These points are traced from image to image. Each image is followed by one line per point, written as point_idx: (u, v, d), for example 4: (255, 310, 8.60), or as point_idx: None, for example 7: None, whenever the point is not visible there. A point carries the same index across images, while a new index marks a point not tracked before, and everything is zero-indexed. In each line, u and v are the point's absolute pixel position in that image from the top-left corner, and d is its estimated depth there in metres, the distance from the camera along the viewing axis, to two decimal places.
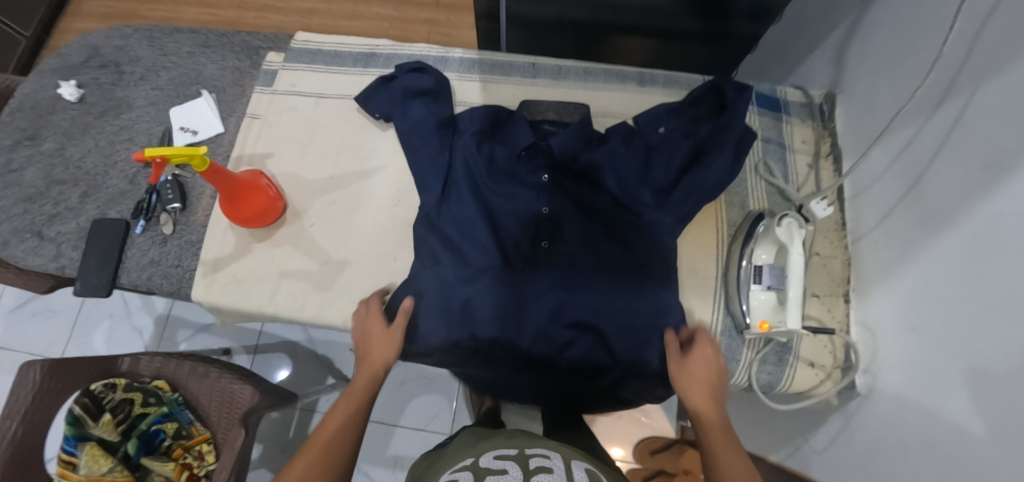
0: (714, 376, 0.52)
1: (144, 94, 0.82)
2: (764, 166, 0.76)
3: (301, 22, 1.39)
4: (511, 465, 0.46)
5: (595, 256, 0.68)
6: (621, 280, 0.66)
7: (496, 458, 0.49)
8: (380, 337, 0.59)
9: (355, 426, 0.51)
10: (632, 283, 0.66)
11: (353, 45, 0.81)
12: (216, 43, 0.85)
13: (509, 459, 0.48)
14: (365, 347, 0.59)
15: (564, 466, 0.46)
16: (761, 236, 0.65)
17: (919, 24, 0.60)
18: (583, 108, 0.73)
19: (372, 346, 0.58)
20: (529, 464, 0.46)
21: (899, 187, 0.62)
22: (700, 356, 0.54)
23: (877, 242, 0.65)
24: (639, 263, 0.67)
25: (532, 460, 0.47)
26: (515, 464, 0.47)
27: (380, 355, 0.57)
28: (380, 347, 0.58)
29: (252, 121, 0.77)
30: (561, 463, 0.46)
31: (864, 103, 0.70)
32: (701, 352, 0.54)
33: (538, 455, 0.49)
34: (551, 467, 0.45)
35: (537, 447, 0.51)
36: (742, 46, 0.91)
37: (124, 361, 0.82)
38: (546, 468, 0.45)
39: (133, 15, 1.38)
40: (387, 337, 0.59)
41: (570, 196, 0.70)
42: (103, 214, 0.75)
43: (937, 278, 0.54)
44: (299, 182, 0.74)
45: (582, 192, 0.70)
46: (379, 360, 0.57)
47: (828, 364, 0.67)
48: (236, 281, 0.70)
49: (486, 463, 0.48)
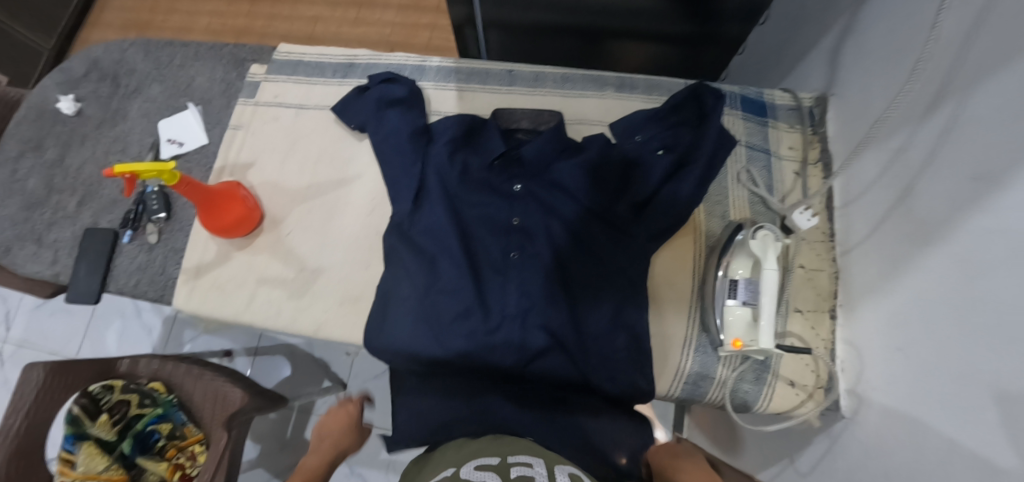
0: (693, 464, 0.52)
1: (138, 106, 0.85)
2: (747, 174, 0.72)
3: (307, 29, 1.42)
4: (489, 476, 0.38)
5: (564, 266, 0.65)
6: (588, 293, 0.64)
7: (477, 469, 0.41)
8: (341, 428, 0.69)
9: None
10: (605, 295, 0.64)
11: (334, 56, 0.82)
12: (205, 55, 0.87)
13: (487, 469, 0.39)
14: (325, 434, 0.67)
15: (549, 474, 0.38)
16: (738, 248, 0.62)
17: (913, 22, 0.56)
18: (558, 115, 0.72)
19: (334, 432, 0.68)
20: (510, 473, 0.38)
21: (889, 197, 0.59)
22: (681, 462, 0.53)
23: (868, 255, 0.61)
24: (609, 276, 0.65)
25: (514, 468, 0.39)
26: (493, 474, 0.38)
27: (340, 441, 0.67)
28: (343, 437, 0.68)
29: (235, 132, 0.79)
30: (545, 471, 0.38)
31: (856, 106, 0.67)
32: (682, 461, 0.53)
33: (521, 464, 0.40)
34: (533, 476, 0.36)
35: (521, 455, 0.42)
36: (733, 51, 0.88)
37: (123, 363, 0.85)
38: (528, 477, 0.36)
39: (147, 26, 1.43)
40: (353, 432, 0.69)
41: (539, 206, 0.67)
42: (96, 222, 0.78)
43: (923, 298, 0.51)
44: (278, 191, 0.75)
45: (554, 199, 0.67)
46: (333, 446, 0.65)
47: (810, 384, 0.64)
48: (216, 288, 0.71)
49: (466, 474, 0.39)
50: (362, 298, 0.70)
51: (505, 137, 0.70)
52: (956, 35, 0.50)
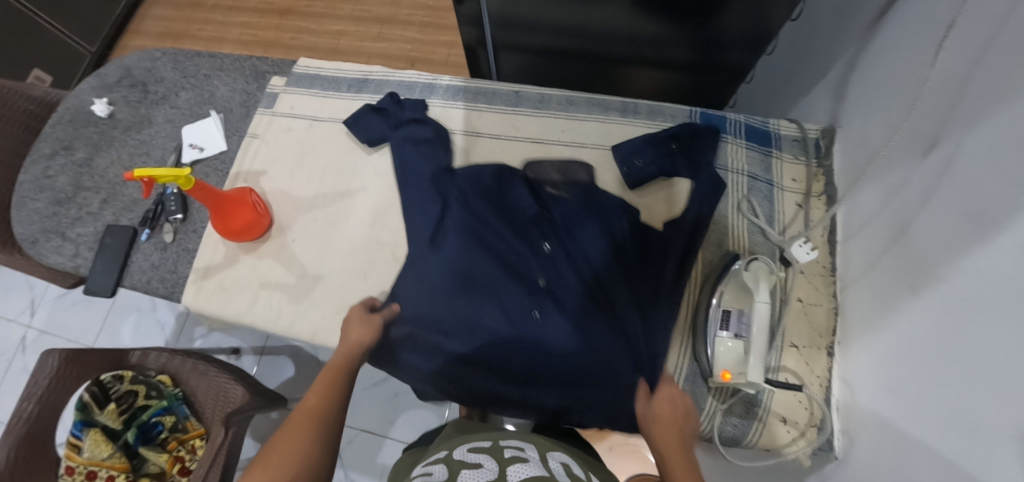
0: (680, 418, 0.52)
1: (164, 112, 0.89)
2: (747, 203, 0.71)
3: (332, 42, 1.47)
4: (486, 458, 0.42)
5: (583, 324, 0.60)
6: (601, 351, 0.59)
7: (470, 451, 0.46)
8: (357, 321, 0.61)
9: (338, 400, 0.53)
10: (614, 349, 0.59)
11: (350, 71, 0.85)
12: (230, 66, 0.91)
13: (484, 451, 0.44)
14: (344, 334, 0.61)
15: (539, 458, 0.43)
16: (731, 280, 0.61)
17: (919, 59, 0.56)
18: (587, 167, 0.70)
19: (351, 329, 0.61)
20: (504, 455, 0.43)
21: (888, 233, 0.58)
22: (665, 398, 0.53)
23: (864, 290, 0.60)
24: (618, 327, 0.61)
25: (506, 451, 0.44)
26: (490, 456, 0.43)
27: (358, 334, 0.60)
28: (358, 329, 0.61)
29: (251, 140, 0.82)
30: (534, 454, 0.43)
31: (859, 140, 0.66)
32: (668, 392, 0.54)
33: (512, 448, 0.45)
34: (526, 458, 0.42)
35: (511, 440, 0.48)
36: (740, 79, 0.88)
37: (134, 355, 0.88)
38: (521, 459, 0.41)
39: (184, 35, 1.51)
40: (366, 320, 0.61)
41: (563, 249, 0.65)
42: (117, 220, 0.82)
43: (916, 336, 0.50)
44: (287, 198, 0.78)
45: (581, 240, 0.65)
46: (357, 339, 0.59)
47: (801, 421, 0.61)
48: (222, 289, 0.74)
49: (461, 455, 0.44)
50: None
51: (532, 189, 0.69)
52: (956, 73, 0.50)
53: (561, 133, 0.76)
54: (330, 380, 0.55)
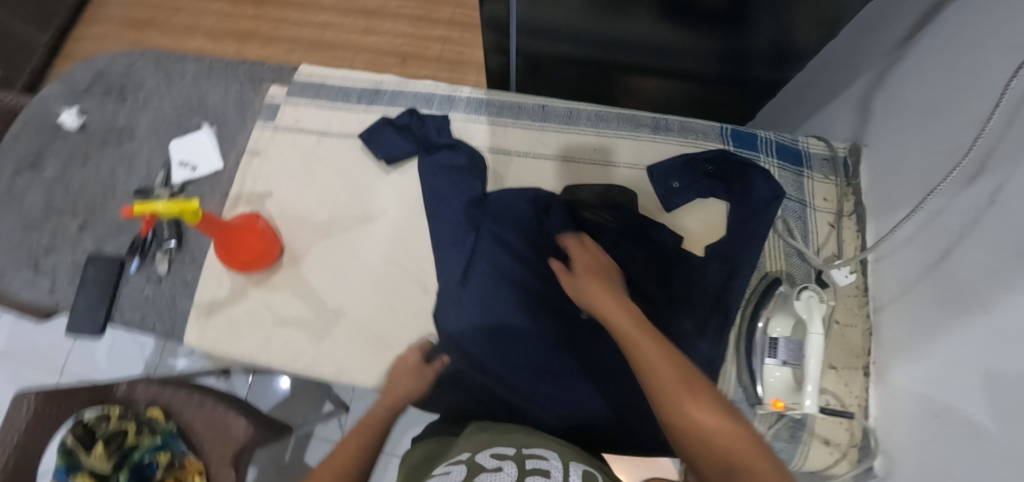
0: (601, 275, 0.56)
1: (146, 123, 0.80)
2: (784, 224, 0.70)
3: (316, 35, 1.37)
4: (506, 467, 0.39)
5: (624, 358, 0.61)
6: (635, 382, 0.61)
7: (491, 457, 0.42)
8: (408, 370, 0.62)
9: (367, 454, 0.50)
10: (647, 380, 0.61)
11: (359, 81, 0.79)
12: (220, 72, 0.83)
13: (506, 459, 0.41)
14: (391, 382, 0.61)
15: (562, 468, 0.40)
16: (778, 306, 0.62)
17: (957, 85, 0.56)
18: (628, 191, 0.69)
19: (399, 379, 0.61)
20: (525, 464, 0.39)
21: (926, 257, 0.58)
22: (581, 263, 0.57)
23: (900, 314, 0.61)
24: None
25: (529, 460, 0.40)
26: (510, 464, 0.40)
27: (404, 389, 0.60)
28: (405, 380, 0.61)
29: (252, 157, 0.75)
30: (558, 465, 0.40)
31: (888, 162, 0.67)
32: (582, 258, 0.58)
33: (536, 456, 0.42)
34: (548, 471, 0.38)
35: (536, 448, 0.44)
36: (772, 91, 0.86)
37: (120, 387, 0.77)
38: (542, 472, 0.38)
39: (150, 26, 1.37)
40: (417, 374, 0.61)
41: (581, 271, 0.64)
42: (99, 248, 0.73)
43: (955, 365, 0.50)
44: (297, 222, 0.72)
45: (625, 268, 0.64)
46: (404, 391, 0.59)
47: (844, 443, 0.62)
48: (230, 325, 0.68)
49: (482, 461, 0.41)
50: (386, 344, 0.66)
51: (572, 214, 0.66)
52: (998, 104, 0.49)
53: (592, 152, 0.73)
54: (364, 430, 0.53)
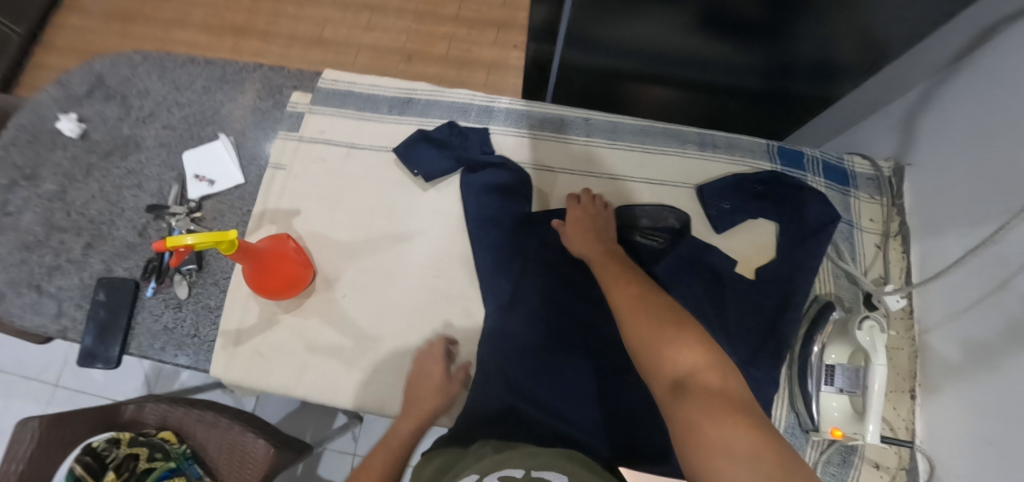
0: (588, 225, 0.59)
1: (155, 133, 0.74)
2: (835, 248, 0.71)
3: (316, 29, 1.29)
4: None
5: None
6: None
7: None
8: (432, 387, 0.59)
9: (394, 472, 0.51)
10: None
11: (388, 89, 0.74)
12: (234, 78, 0.77)
13: None
14: (413, 396, 0.58)
15: None
16: (834, 334, 0.61)
17: (1015, 109, 0.53)
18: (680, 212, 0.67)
19: (422, 393, 0.59)
20: None
21: (981, 284, 0.55)
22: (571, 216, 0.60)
23: (951, 339, 0.59)
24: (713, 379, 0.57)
25: None
26: None
27: (426, 404, 0.57)
28: (428, 396, 0.58)
29: (275, 172, 0.70)
30: None
31: (938, 184, 0.66)
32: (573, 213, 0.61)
33: None
34: None
35: (546, 469, 0.38)
36: (816, 115, 0.82)
37: (127, 409, 0.70)
38: None
39: (136, 17, 1.27)
40: (440, 388, 0.59)
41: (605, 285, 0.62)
42: (109, 270, 0.68)
43: (1015, 398, 0.48)
44: (329, 244, 0.67)
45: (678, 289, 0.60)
46: (431, 408, 0.57)
47: (893, 466, 0.63)
48: (260, 356, 0.63)
49: None
50: None
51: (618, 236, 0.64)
52: None
53: (638, 169, 0.71)
54: (392, 452, 0.53)
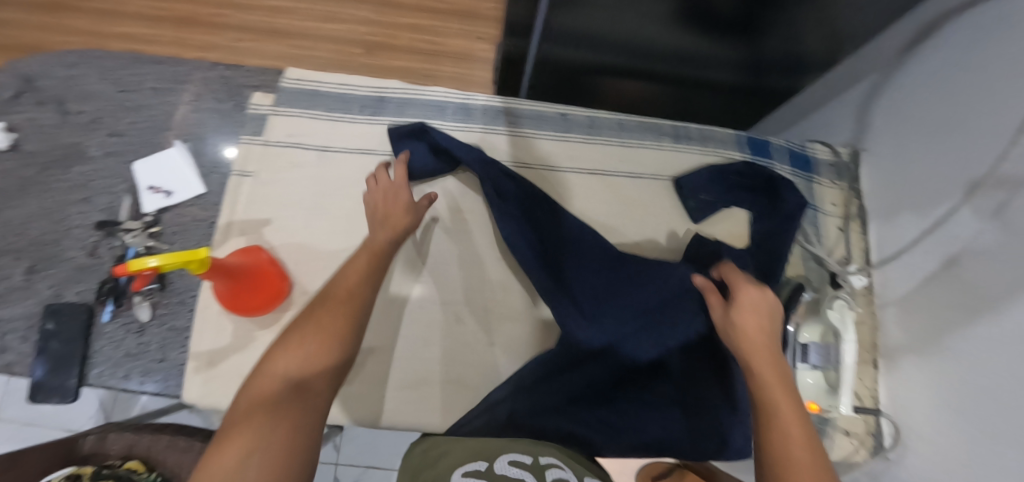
0: (763, 320, 0.49)
1: (100, 141, 0.67)
2: (801, 233, 0.76)
3: (269, 21, 1.20)
4: (528, 476, 0.40)
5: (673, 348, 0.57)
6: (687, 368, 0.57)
7: (510, 465, 0.43)
8: (397, 204, 0.58)
9: (371, 282, 0.50)
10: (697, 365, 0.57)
11: (359, 87, 0.71)
12: (187, 78, 0.71)
13: (525, 469, 0.42)
14: (380, 212, 0.57)
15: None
16: (806, 315, 0.65)
17: (960, 100, 0.58)
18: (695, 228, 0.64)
19: (391, 210, 0.57)
20: (547, 476, 0.41)
21: (935, 261, 0.60)
22: (745, 299, 0.50)
23: (910, 312, 0.64)
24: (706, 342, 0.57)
25: (549, 471, 0.42)
26: (532, 473, 0.41)
27: (398, 218, 0.56)
28: (397, 211, 0.57)
29: (241, 179, 0.66)
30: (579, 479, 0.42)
31: (896, 169, 0.70)
32: (747, 295, 0.51)
33: (553, 467, 0.43)
34: None
35: (551, 459, 0.45)
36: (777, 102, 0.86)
37: (87, 440, 0.66)
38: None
39: (61, 7, 1.15)
40: (410, 205, 0.57)
41: (587, 278, 0.59)
42: (59, 295, 0.62)
43: (973, 364, 0.53)
44: (306, 254, 0.64)
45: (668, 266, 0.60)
46: (398, 224, 0.55)
47: (862, 433, 0.67)
48: (240, 377, 0.60)
49: (502, 471, 0.41)
50: (425, 381, 0.62)
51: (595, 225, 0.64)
52: (1006, 123, 0.52)
53: (623, 164, 0.72)
54: (372, 259, 0.52)
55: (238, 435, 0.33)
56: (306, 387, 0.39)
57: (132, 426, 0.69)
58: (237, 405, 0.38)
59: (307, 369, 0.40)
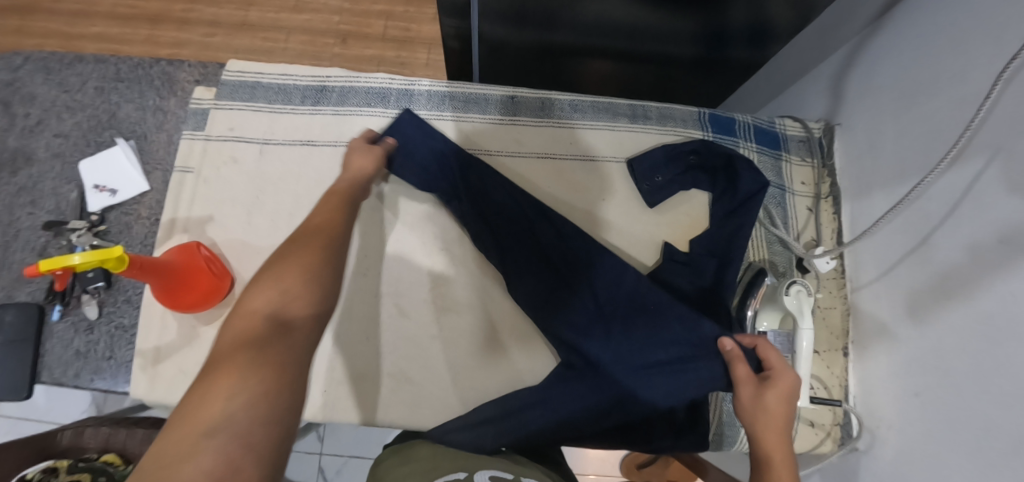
0: (786, 412, 0.47)
1: (46, 143, 0.68)
2: (766, 215, 0.71)
3: (239, 14, 1.19)
4: None
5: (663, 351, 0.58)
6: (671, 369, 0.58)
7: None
8: (362, 153, 0.58)
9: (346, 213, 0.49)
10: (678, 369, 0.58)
11: (301, 77, 0.70)
12: (130, 76, 0.71)
13: None
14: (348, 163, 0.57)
15: None
16: (766, 301, 0.62)
17: (933, 66, 0.53)
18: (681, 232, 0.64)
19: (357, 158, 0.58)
20: None
21: (904, 241, 0.56)
22: (779, 383, 0.48)
23: (879, 296, 0.60)
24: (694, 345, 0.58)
25: None
26: None
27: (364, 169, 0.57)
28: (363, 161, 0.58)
29: (183, 176, 0.65)
30: None
31: (865, 144, 0.65)
32: (781, 380, 0.49)
33: None
34: None
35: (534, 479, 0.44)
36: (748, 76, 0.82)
37: (65, 435, 0.66)
38: None
39: (33, 9, 1.16)
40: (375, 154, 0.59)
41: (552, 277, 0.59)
42: (10, 297, 0.63)
43: (941, 350, 0.49)
44: (247, 251, 0.63)
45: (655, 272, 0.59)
46: (365, 165, 0.57)
47: (828, 424, 0.65)
48: (184, 375, 0.60)
49: None
50: (367, 376, 0.61)
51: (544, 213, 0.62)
52: (980, 90, 0.47)
53: (572, 147, 0.69)
54: (339, 196, 0.52)
55: (231, 365, 0.30)
56: (293, 319, 0.35)
57: (110, 421, 0.69)
58: (217, 345, 0.33)
59: (291, 301, 0.36)
